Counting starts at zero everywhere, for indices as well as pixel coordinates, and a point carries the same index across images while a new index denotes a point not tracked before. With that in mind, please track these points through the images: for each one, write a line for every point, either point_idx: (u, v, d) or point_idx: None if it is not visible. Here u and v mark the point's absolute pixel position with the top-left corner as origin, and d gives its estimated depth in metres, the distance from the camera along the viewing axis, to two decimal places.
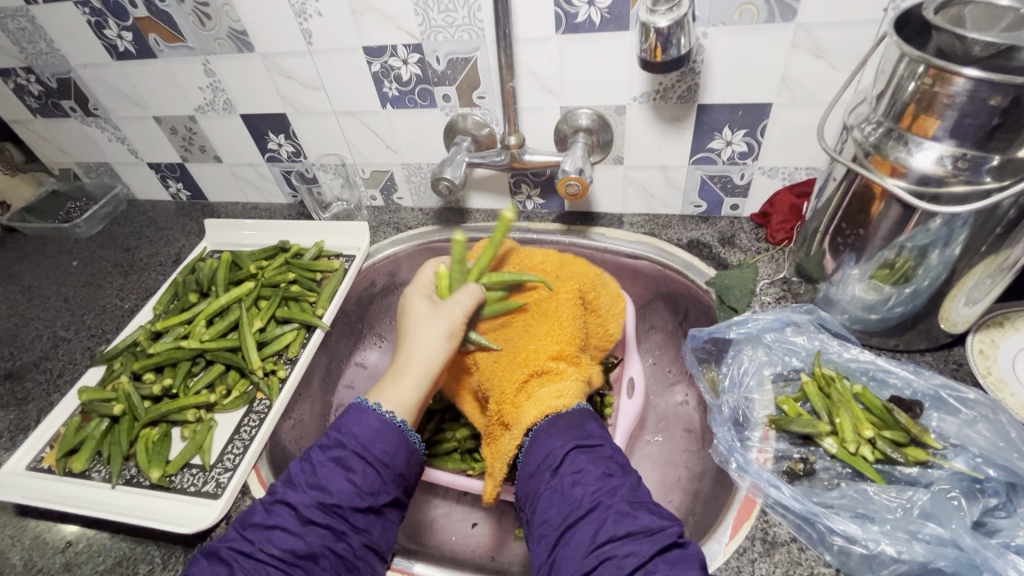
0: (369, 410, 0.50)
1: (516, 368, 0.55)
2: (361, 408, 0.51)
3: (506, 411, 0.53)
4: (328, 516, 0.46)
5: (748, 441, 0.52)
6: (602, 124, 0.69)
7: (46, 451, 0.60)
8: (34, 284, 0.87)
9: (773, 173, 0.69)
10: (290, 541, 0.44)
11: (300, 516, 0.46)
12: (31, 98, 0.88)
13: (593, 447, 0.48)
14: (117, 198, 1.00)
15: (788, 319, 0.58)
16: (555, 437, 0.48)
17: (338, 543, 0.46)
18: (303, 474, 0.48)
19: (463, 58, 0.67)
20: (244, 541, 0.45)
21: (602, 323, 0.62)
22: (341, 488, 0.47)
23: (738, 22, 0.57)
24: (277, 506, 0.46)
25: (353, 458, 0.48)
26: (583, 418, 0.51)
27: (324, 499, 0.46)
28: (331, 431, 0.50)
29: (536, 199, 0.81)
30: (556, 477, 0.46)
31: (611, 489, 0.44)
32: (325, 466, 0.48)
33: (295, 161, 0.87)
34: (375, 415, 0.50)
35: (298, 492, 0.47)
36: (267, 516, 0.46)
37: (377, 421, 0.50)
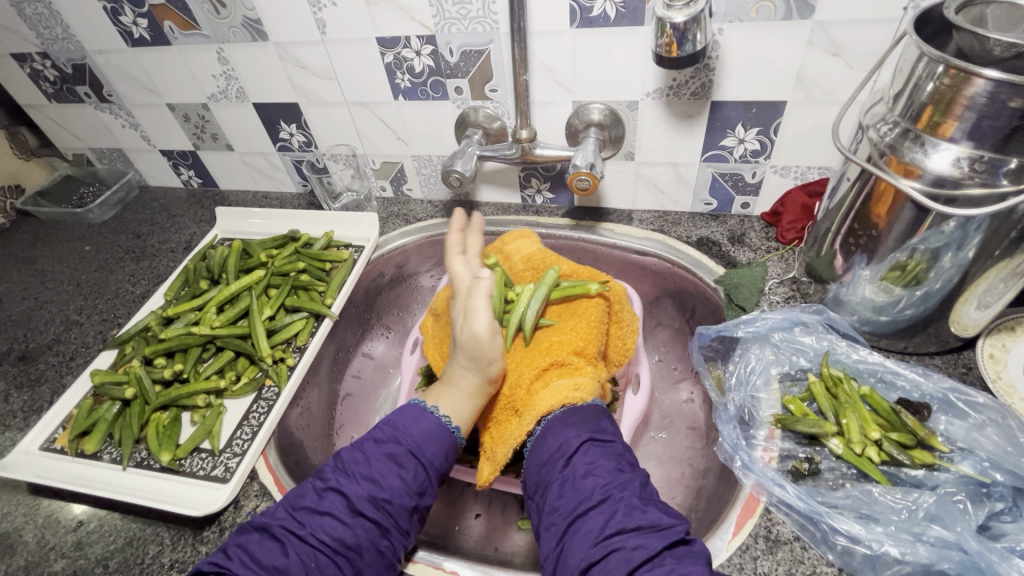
0: (427, 412, 0.52)
1: (537, 357, 0.55)
2: (418, 409, 0.52)
3: (521, 397, 0.53)
4: (377, 511, 0.46)
5: (753, 439, 0.52)
6: (614, 119, 0.68)
7: (58, 432, 0.61)
8: (47, 268, 0.88)
9: (785, 172, 0.68)
10: (340, 530, 0.45)
11: (351, 507, 0.46)
12: (46, 83, 0.89)
13: (606, 442, 0.49)
14: (129, 184, 1.01)
15: (797, 319, 0.57)
16: (568, 429, 0.49)
17: (382, 540, 0.46)
18: (357, 465, 0.49)
19: (476, 50, 0.66)
20: (290, 523, 0.46)
21: (622, 337, 0.62)
22: (395, 484, 0.48)
23: (755, 18, 0.56)
24: (329, 492, 0.47)
25: (406, 456, 0.49)
26: (598, 413, 0.51)
27: (376, 492, 0.47)
28: (386, 426, 0.51)
29: (545, 193, 0.81)
30: (569, 468, 0.46)
31: (622, 483, 0.45)
32: (379, 460, 0.49)
33: (306, 151, 0.87)
34: (432, 419, 0.52)
35: (351, 483, 0.47)
36: (318, 503, 0.47)
37: (434, 424, 0.51)
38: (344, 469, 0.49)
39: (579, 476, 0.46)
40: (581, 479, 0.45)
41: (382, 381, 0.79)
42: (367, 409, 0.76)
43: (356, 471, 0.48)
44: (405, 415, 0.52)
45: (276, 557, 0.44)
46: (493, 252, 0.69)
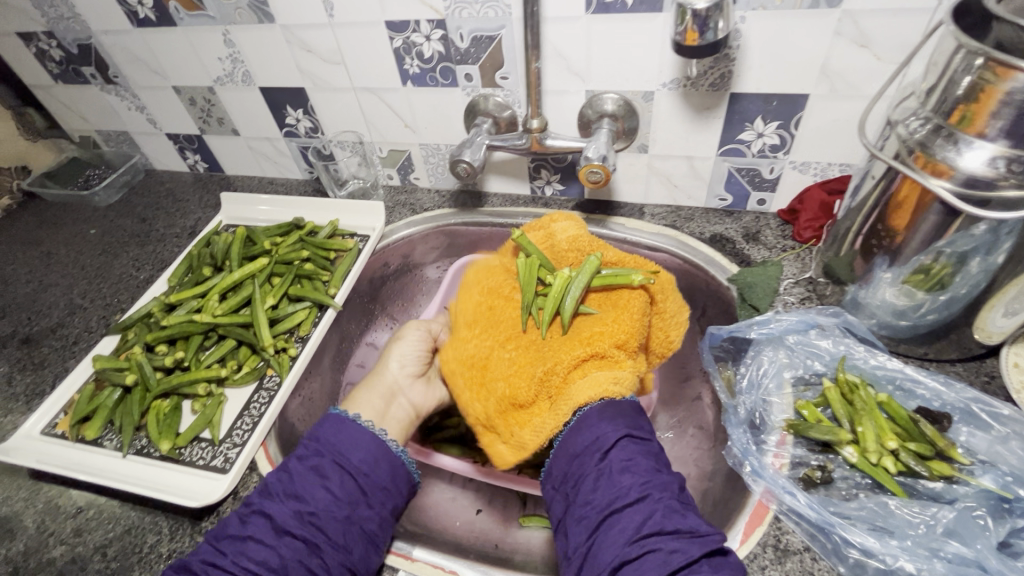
0: (348, 420, 0.55)
1: (577, 346, 0.53)
2: (338, 419, 0.55)
3: (554, 387, 0.51)
4: (303, 528, 0.48)
5: (764, 444, 0.51)
6: (629, 110, 0.66)
7: (59, 417, 0.61)
8: (52, 250, 0.88)
9: (804, 169, 0.66)
10: (265, 551, 0.46)
11: (275, 527, 0.48)
12: (52, 63, 0.87)
13: (643, 439, 0.47)
14: (136, 167, 1.00)
15: (813, 321, 0.55)
16: (607, 424, 0.47)
17: (312, 556, 0.47)
18: (280, 484, 0.50)
19: (488, 36, 0.64)
20: (213, 554, 0.46)
21: (665, 329, 0.60)
22: (319, 495, 0.49)
23: (780, 6, 0.54)
24: (253, 515, 0.49)
25: (331, 468, 0.51)
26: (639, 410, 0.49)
27: (300, 509, 0.48)
28: (309, 442, 0.54)
29: (555, 185, 0.79)
30: (608, 462, 0.45)
31: (660, 484, 0.43)
32: (305, 476, 0.51)
33: (313, 137, 0.85)
34: (353, 425, 0.55)
35: (276, 502, 0.49)
36: (242, 528, 0.48)
37: (354, 430, 0.54)
38: (271, 490, 0.50)
39: (616, 472, 0.44)
40: (619, 475, 0.44)
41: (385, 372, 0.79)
42: None
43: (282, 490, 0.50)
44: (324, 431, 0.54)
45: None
46: (536, 229, 0.64)
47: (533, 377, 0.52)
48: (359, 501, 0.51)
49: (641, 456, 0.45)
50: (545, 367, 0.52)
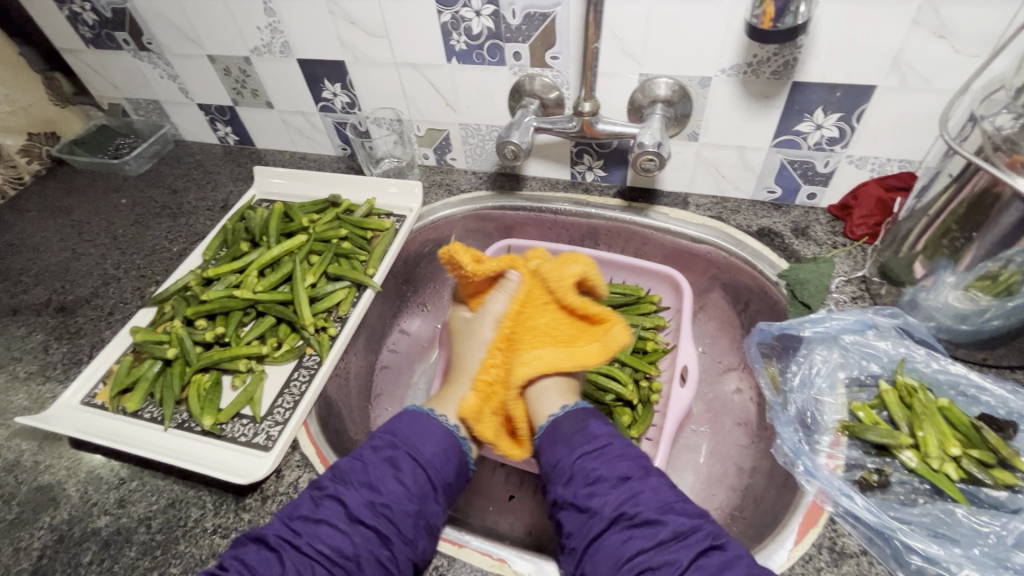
0: (422, 415, 0.55)
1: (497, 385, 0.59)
2: (415, 415, 0.56)
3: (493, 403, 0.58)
4: (376, 519, 0.48)
5: (817, 445, 0.50)
6: (683, 96, 0.64)
7: (99, 388, 0.60)
8: (84, 220, 0.87)
9: (861, 164, 0.64)
10: (338, 538, 0.46)
11: (348, 514, 0.47)
12: (85, 27, 0.86)
13: (598, 451, 0.51)
14: (165, 138, 0.98)
15: (870, 321, 0.55)
16: (560, 447, 0.53)
17: (383, 549, 0.46)
18: (355, 472, 0.50)
19: (542, 13, 0.62)
20: (288, 533, 0.46)
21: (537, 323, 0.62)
22: (393, 488, 0.49)
23: None
24: (326, 500, 0.48)
25: (407, 462, 0.51)
26: (581, 419, 0.54)
27: (372, 499, 0.48)
28: (384, 432, 0.54)
29: (597, 171, 0.77)
30: (572, 487, 0.49)
31: (634, 499, 0.47)
32: (380, 466, 0.51)
33: (349, 113, 0.84)
34: (430, 420, 0.55)
35: (349, 488, 0.49)
36: (315, 511, 0.48)
37: (429, 426, 0.54)
38: (345, 476, 0.50)
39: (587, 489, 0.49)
40: (591, 493, 0.48)
41: (419, 353, 0.78)
42: (403, 381, 0.75)
43: (356, 477, 0.50)
44: (404, 423, 0.54)
45: (274, 567, 0.44)
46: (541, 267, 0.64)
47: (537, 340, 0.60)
48: (430, 496, 0.51)
49: (608, 474, 0.49)
50: (556, 329, 0.61)
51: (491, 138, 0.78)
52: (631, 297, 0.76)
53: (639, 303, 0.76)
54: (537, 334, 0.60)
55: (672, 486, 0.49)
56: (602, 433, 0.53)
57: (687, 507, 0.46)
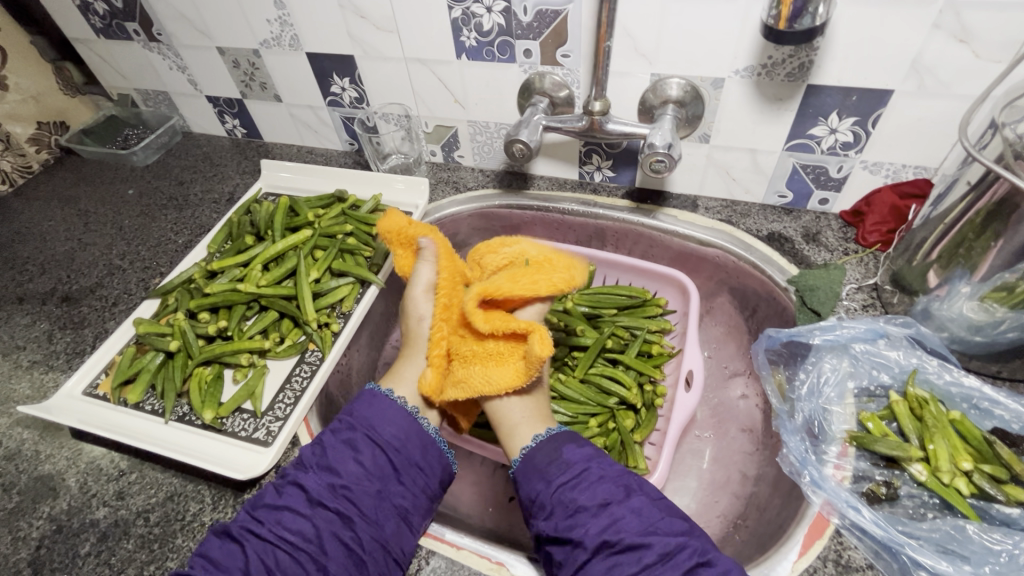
0: (381, 396, 0.54)
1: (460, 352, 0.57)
2: (372, 395, 0.54)
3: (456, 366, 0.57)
4: (335, 500, 0.46)
5: (824, 455, 0.49)
6: (695, 97, 0.63)
7: (101, 378, 0.60)
8: (90, 209, 0.87)
9: (875, 169, 0.63)
10: (299, 523, 0.45)
11: (309, 499, 0.47)
12: (96, 17, 0.86)
13: (577, 478, 0.48)
14: (173, 129, 0.98)
15: (882, 331, 0.53)
16: (537, 482, 0.49)
17: (345, 531, 0.46)
18: (314, 457, 0.49)
19: (554, 11, 0.61)
20: (250, 521, 0.46)
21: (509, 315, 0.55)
22: (350, 469, 0.48)
23: None
24: (288, 487, 0.48)
25: (362, 441, 0.50)
26: (558, 447, 0.51)
27: (331, 482, 0.47)
28: (344, 416, 0.52)
29: (605, 171, 0.76)
30: (552, 518, 0.46)
31: (616, 525, 0.44)
32: (338, 448, 0.49)
33: (357, 108, 0.83)
34: (386, 401, 0.53)
35: (309, 473, 0.48)
36: (277, 498, 0.47)
37: (389, 406, 0.53)
38: (308, 463, 0.49)
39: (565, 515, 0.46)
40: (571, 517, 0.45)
41: None
42: None
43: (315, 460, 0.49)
44: (355, 404, 0.53)
45: (235, 559, 0.44)
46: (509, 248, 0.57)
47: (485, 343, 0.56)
48: (392, 473, 0.49)
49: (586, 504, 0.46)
50: (510, 342, 0.55)
51: (499, 136, 0.78)
52: (637, 300, 0.75)
53: (645, 305, 0.75)
54: (500, 331, 0.55)
55: (657, 505, 0.46)
56: (579, 458, 0.50)
57: (672, 528, 0.44)
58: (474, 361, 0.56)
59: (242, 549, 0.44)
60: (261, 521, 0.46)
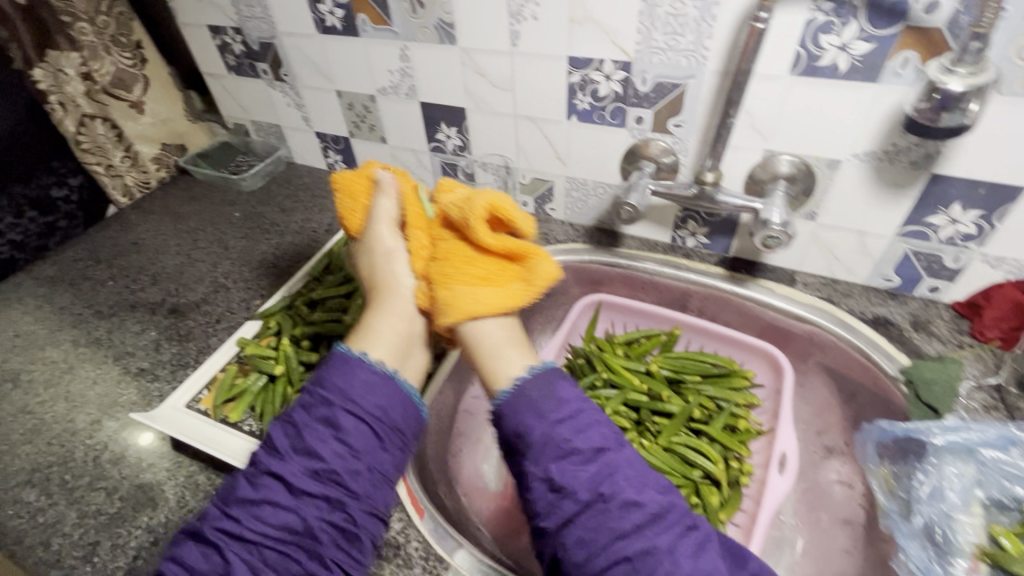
0: (353, 360, 0.50)
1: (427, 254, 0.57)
2: (344, 358, 0.50)
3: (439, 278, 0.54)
4: (324, 484, 0.45)
5: (951, 569, 0.48)
6: (807, 175, 0.63)
7: (203, 394, 0.62)
8: (199, 228, 0.93)
9: (997, 264, 0.61)
10: (284, 516, 0.44)
11: (293, 488, 0.44)
12: (231, 56, 0.94)
13: (569, 416, 0.46)
14: (279, 159, 1.05)
15: (1014, 437, 0.50)
16: (529, 415, 0.46)
17: (337, 514, 0.45)
18: (288, 439, 0.47)
19: (673, 83, 0.63)
20: (227, 522, 0.44)
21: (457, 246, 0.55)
22: (328, 450, 0.45)
23: (1020, 93, 0.50)
24: (263, 478, 0.45)
25: (315, 425, 0.46)
26: (549, 381, 0.48)
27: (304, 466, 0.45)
28: (312, 388, 0.48)
29: (700, 238, 0.76)
30: (542, 461, 0.44)
31: (609, 476, 0.43)
32: (315, 428, 0.46)
33: (458, 155, 0.87)
34: (365, 368, 0.49)
35: (286, 461, 0.46)
36: (254, 490, 0.45)
37: (368, 374, 0.49)
38: (295, 421, 0.48)
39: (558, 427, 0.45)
40: (568, 454, 0.44)
41: None
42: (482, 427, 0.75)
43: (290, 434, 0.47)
44: (359, 375, 0.49)
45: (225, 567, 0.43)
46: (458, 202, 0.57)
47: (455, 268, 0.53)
48: (377, 445, 0.47)
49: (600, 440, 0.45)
50: (476, 266, 0.53)
51: (596, 194, 0.79)
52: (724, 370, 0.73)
53: (732, 376, 0.73)
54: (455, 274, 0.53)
55: None
56: (572, 398, 0.47)
57: None
58: (458, 282, 0.52)
59: (263, 551, 0.43)
60: (279, 518, 0.44)
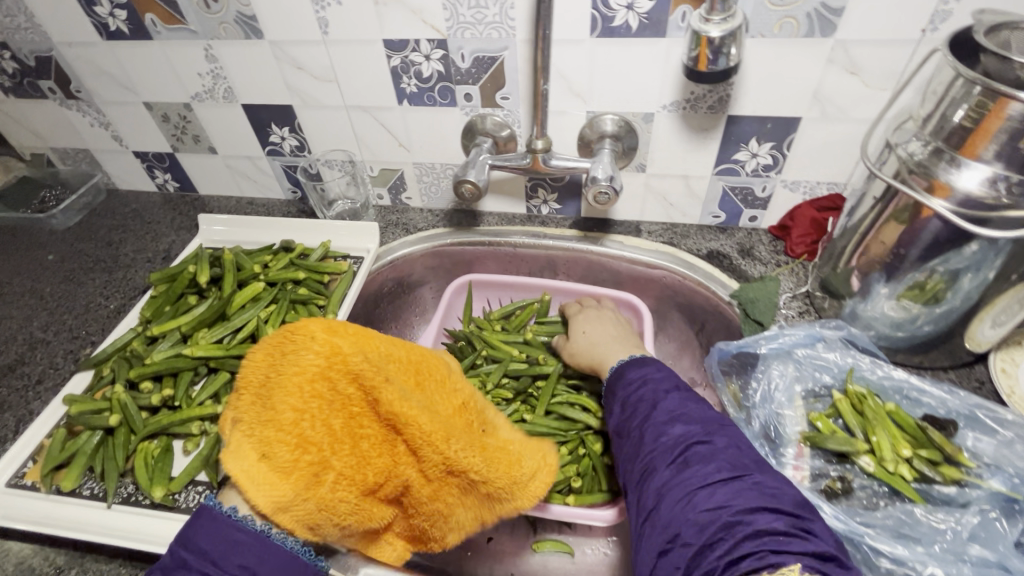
0: (221, 519, 0.41)
1: (331, 472, 0.41)
2: (208, 520, 0.42)
3: (358, 478, 0.42)
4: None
5: (782, 457, 0.52)
6: (629, 130, 0.67)
7: (28, 466, 0.54)
8: (4, 280, 0.80)
9: (794, 187, 0.69)
10: None
11: None
12: (4, 76, 0.81)
13: (640, 392, 0.50)
14: (97, 188, 0.93)
15: (818, 335, 0.57)
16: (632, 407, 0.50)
17: None
18: None
19: (490, 57, 0.64)
20: None
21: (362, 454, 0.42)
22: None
23: (777, 35, 0.56)
24: None
25: (648, 390, 0.50)
26: (622, 369, 0.54)
27: (642, 396, 0.50)
28: (176, 549, 0.41)
29: (552, 204, 0.79)
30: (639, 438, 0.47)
31: (665, 432, 0.45)
32: (659, 401, 0.48)
33: (298, 156, 0.82)
34: (227, 521, 0.41)
35: None
36: None
37: (232, 528, 0.41)
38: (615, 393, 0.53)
39: (650, 430, 0.46)
40: (649, 443, 0.46)
41: None
42: None
43: (626, 378, 0.53)
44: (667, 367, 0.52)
45: None
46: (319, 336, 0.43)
47: (437, 447, 0.42)
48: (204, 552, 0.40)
49: (710, 452, 0.42)
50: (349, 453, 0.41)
51: (446, 176, 0.79)
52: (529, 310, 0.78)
53: (536, 310, 0.78)
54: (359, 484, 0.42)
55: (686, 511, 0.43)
56: (637, 376, 0.52)
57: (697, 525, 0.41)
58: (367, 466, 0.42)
59: None
60: None
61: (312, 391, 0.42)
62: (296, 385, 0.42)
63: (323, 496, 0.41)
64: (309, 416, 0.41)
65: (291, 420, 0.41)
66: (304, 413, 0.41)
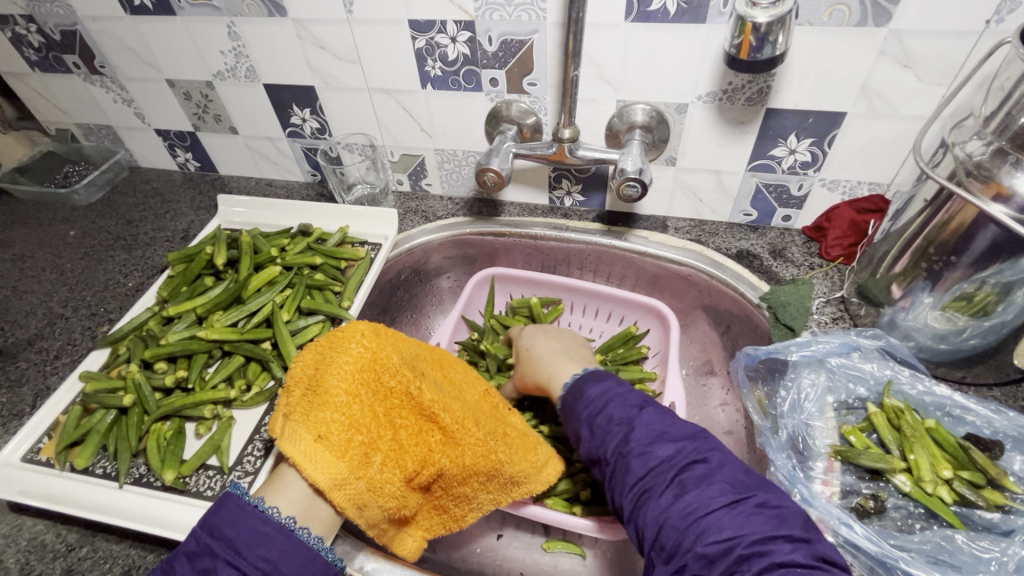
0: (249, 508, 0.40)
1: (381, 451, 0.46)
2: (238, 509, 0.40)
3: (403, 456, 0.47)
4: None
5: (811, 471, 0.49)
6: (660, 121, 0.64)
7: (43, 442, 0.54)
8: (26, 254, 0.81)
9: (833, 187, 0.65)
10: None
11: None
12: (30, 50, 0.80)
13: (603, 409, 0.46)
14: (120, 165, 0.93)
15: (855, 344, 0.53)
16: (593, 430, 0.45)
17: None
18: None
19: (519, 40, 0.62)
20: None
21: (407, 435, 0.48)
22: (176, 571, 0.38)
23: (826, 23, 0.53)
24: None
25: (619, 408, 0.45)
26: (580, 385, 0.49)
27: (613, 417, 0.45)
28: (200, 535, 0.39)
29: (575, 196, 0.76)
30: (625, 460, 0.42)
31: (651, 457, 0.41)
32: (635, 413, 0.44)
33: (319, 138, 0.81)
34: (256, 515, 0.40)
35: None
36: None
37: (260, 523, 0.40)
38: (571, 411, 0.49)
39: (634, 456, 0.41)
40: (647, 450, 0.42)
41: None
42: None
43: (584, 397, 0.48)
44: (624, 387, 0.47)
45: None
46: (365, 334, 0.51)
47: (467, 430, 0.50)
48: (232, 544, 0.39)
49: (708, 472, 0.39)
50: (397, 433, 0.47)
51: (468, 164, 0.77)
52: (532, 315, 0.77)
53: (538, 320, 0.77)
54: (401, 466, 0.47)
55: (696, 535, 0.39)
56: (598, 395, 0.47)
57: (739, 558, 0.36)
58: (412, 446, 0.48)
59: None
60: None
61: (364, 377, 0.48)
62: (349, 373, 0.48)
63: (374, 475, 0.45)
64: (365, 399, 0.47)
65: (348, 401, 0.46)
66: (360, 395, 0.47)
